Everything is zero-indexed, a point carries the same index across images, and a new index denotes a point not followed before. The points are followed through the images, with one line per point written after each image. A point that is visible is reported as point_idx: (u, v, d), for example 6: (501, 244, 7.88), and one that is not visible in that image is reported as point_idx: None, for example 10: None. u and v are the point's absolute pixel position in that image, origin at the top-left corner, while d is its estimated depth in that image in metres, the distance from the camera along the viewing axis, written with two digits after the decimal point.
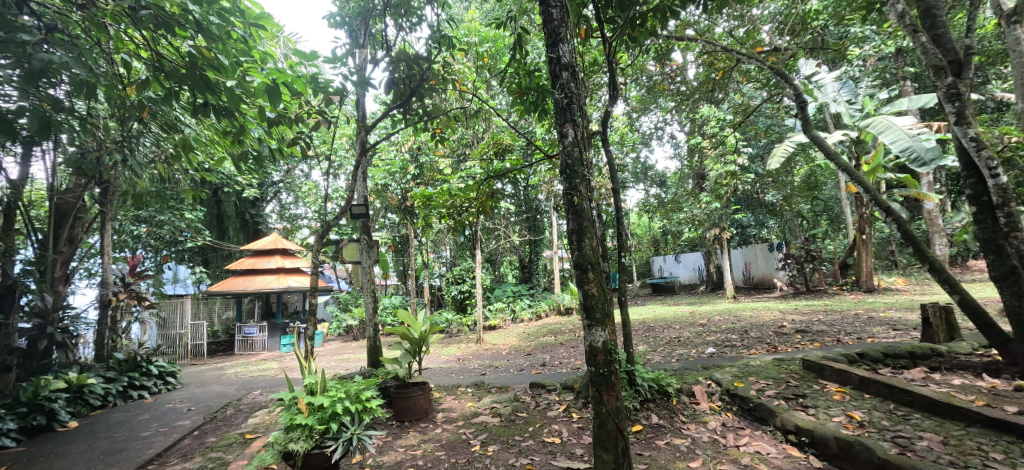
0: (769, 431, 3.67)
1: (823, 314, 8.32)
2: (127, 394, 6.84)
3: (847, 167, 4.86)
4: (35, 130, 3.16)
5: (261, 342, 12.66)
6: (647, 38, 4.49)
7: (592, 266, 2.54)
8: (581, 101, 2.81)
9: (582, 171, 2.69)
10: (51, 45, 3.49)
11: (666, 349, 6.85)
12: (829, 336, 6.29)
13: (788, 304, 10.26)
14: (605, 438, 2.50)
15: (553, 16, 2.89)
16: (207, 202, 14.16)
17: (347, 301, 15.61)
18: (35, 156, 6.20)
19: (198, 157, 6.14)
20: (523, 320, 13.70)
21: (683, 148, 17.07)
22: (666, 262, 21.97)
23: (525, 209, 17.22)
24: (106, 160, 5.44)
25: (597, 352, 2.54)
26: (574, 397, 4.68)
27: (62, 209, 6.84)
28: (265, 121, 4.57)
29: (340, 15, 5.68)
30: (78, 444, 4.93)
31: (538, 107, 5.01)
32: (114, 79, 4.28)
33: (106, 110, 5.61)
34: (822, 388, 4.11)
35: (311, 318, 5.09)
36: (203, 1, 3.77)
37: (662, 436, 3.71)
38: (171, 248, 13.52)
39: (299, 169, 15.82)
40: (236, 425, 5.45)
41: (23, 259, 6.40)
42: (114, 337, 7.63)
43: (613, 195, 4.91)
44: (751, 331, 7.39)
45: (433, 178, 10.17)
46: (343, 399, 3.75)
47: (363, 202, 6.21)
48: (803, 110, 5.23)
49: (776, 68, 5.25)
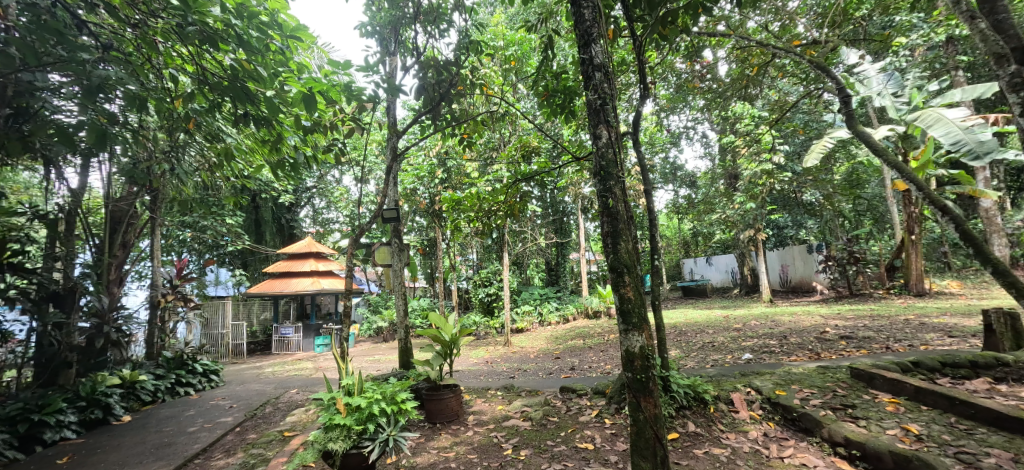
0: (816, 442, 3.50)
1: (869, 319, 7.94)
2: (175, 391, 7.19)
3: (894, 162, 4.55)
4: (92, 142, 3.28)
5: (296, 342, 13.09)
6: (678, 36, 4.34)
7: (629, 270, 2.50)
8: (616, 100, 2.77)
9: (617, 172, 2.65)
10: (108, 63, 3.68)
11: (700, 354, 6.66)
12: (878, 343, 5.97)
13: (830, 309, 9.76)
14: (643, 446, 2.45)
15: (585, 16, 2.84)
16: (246, 207, 14.71)
17: (377, 303, 16.13)
18: (92, 166, 6.58)
19: (237, 164, 6.35)
20: (551, 323, 13.59)
21: (714, 147, 16.75)
22: (698, 264, 21.51)
23: (551, 212, 17.31)
24: (155, 169, 5.71)
25: (634, 357, 2.49)
26: (606, 403, 4.60)
27: (116, 216, 7.29)
28: (301, 128, 4.71)
29: (371, 24, 5.85)
30: (131, 438, 5.19)
31: (566, 110, 4.96)
32: (162, 92, 4.49)
33: (156, 123, 5.94)
34: (873, 398, 3.90)
35: (345, 320, 5.14)
36: (244, 16, 4.04)
37: (700, 445, 3.60)
38: (213, 252, 14.16)
39: (331, 175, 16.28)
40: (275, 423, 5.62)
41: (80, 262, 6.69)
42: (163, 337, 8.03)
43: (645, 196, 4.75)
44: (792, 336, 7.11)
45: (460, 182, 10.34)
46: (379, 400, 3.83)
47: (394, 206, 6.26)
48: (846, 105, 4.94)
49: (815, 62, 4.97)
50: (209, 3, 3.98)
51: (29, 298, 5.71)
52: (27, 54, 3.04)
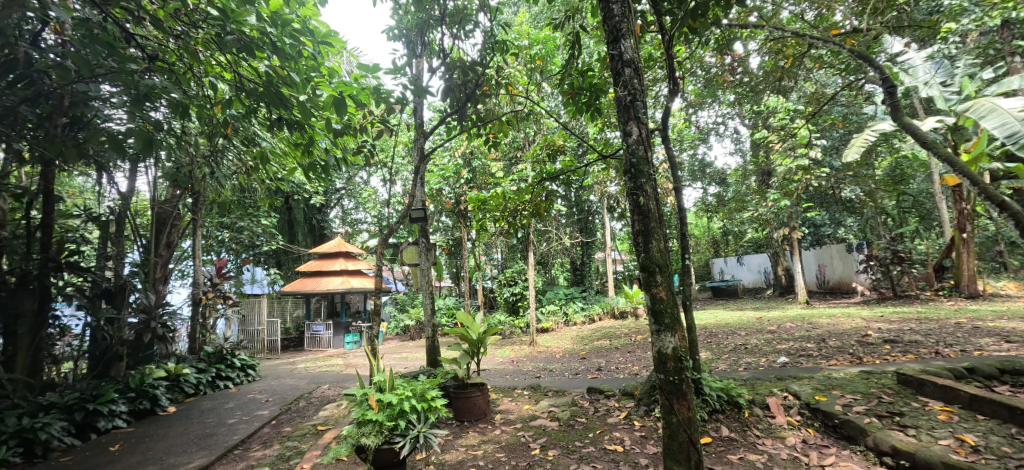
0: (860, 451, 3.34)
1: (915, 322, 7.53)
2: (215, 384, 7.49)
3: (945, 155, 4.30)
4: (139, 148, 3.39)
5: (327, 339, 13.42)
6: (709, 29, 4.22)
7: (661, 269, 2.46)
8: (646, 96, 2.73)
9: (648, 170, 2.61)
10: (154, 72, 3.84)
11: (732, 357, 6.48)
12: (926, 348, 5.66)
13: (873, 311, 9.31)
14: (676, 450, 2.40)
15: (614, 12, 2.81)
16: (279, 208, 15.20)
17: (404, 302, 16.39)
18: (140, 171, 6.93)
19: (272, 168, 6.56)
20: (577, 323, 13.48)
21: (746, 144, 16.27)
22: (728, 264, 20.95)
23: (576, 212, 17.18)
24: (196, 173, 5.96)
25: (666, 359, 2.44)
26: (635, 404, 4.52)
27: (162, 218, 7.63)
28: (333, 131, 4.81)
29: (399, 27, 5.97)
30: (176, 428, 5.43)
31: (592, 108, 4.88)
32: (203, 99, 4.68)
33: (196, 129, 6.21)
34: (922, 406, 3.69)
35: (375, 318, 5.23)
36: (278, 24, 4.18)
37: (735, 450, 3.49)
38: (249, 252, 14.69)
39: (360, 176, 16.64)
40: (309, 417, 5.78)
41: (130, 262, 6.97)
42: (204, 332, 8.38)
43: (675, 194, 4.64)
44: (831, 340, 6.82)
45: (486, 182, 10.39)
46: (409, 397, 3.87)
47: (421, 206, 6.34)
48: (891, 96, 4.69)
49: (855, 51, 4.75)
50: (246, 13, 4.15)
51: (84, 294, 6.07)
52: (82, 66, 3.20)
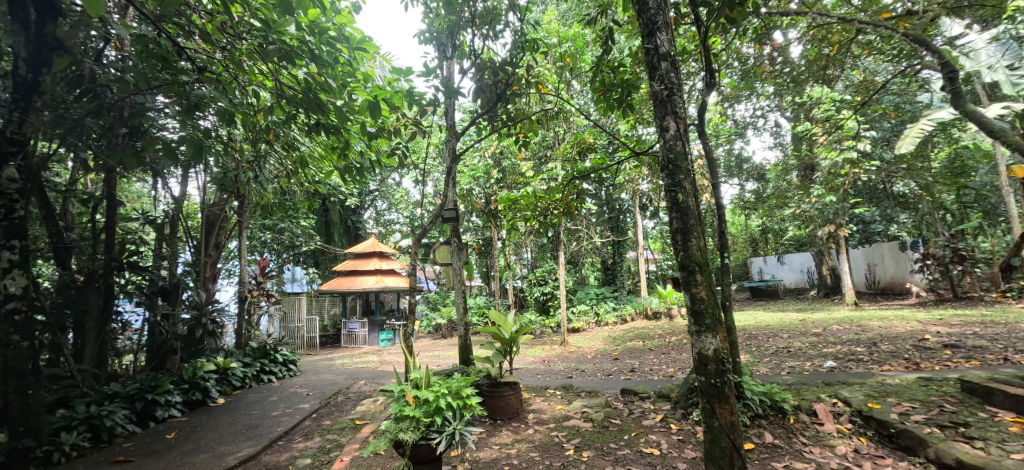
0: (919, 463, 3.14)
1: (978, 326, 7.00)
2: (260, 378, 7.82)
3: (1016, 144, 3.98)
4: (190, 154, 3.53)
5: (363, 337, 13.77)
6: (748, 19, 4.04)
7: (701, 268, 2.38)
8: (683, 90, 2.64)
9: (686, 167, 2.52)
10: (203, 82, 4.03)
11: (774, 360, 6.21)
12: (992, 354, 5.25)
13: (929, 314, 8.73)
14: (719, 456, 2.30)
15: (649, 4, 2.73)
16: (317, 209, 15.70)
17: (437, 301, 16.61)
18: (191, 176, 7.29)
19: (310, 170, 6.77)
20: (609, 323, 13.28)
21: (786, 138, 15.61)
22: (768, 264, 20.16)
23: (607, 210, 16.94)
24: (241, 176, 6.23)
25: (708, 361, 2.36)
26: (671, 407, 4.40)
27: (211, 220, 8.01)
28: (368, 134, 4.90)
29: (430, 30, 6.03)
30: (224, 419, 5.70)
31: (624, 104, 4.77)
32: (247, 106, 4.87)
33: (240, 134, 6.49)
34: (990, 417, 3.43)
35: (409, 316, 5.31)
36: (316, 32, 4.30)
37: (780, 458, 3.35)
38: (290, 252, 15.26)
39: (393, 177, 16.98)
40: (347, 412, 5.94)
41: (183, 261, 7.41)
42: (249, 328, 8.76)
43: (712, 191, 4.49)
44: (882, 344, 6.44)
45: (515, 181, 10.38)
46: (445, 395, 3.91)
47: (453, 205, 6.39)
48: (952, 83, 4.36)
49: (910, 35, 4.45)
50: (286, 23, 4.31)
51: (142, 292, 6.43)
52: (140, 78, 3.38)
